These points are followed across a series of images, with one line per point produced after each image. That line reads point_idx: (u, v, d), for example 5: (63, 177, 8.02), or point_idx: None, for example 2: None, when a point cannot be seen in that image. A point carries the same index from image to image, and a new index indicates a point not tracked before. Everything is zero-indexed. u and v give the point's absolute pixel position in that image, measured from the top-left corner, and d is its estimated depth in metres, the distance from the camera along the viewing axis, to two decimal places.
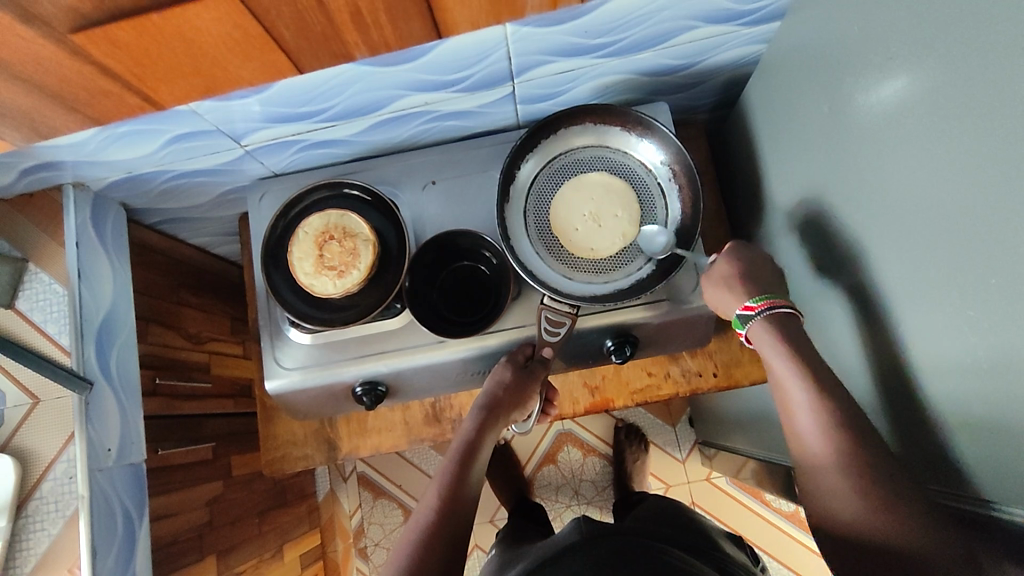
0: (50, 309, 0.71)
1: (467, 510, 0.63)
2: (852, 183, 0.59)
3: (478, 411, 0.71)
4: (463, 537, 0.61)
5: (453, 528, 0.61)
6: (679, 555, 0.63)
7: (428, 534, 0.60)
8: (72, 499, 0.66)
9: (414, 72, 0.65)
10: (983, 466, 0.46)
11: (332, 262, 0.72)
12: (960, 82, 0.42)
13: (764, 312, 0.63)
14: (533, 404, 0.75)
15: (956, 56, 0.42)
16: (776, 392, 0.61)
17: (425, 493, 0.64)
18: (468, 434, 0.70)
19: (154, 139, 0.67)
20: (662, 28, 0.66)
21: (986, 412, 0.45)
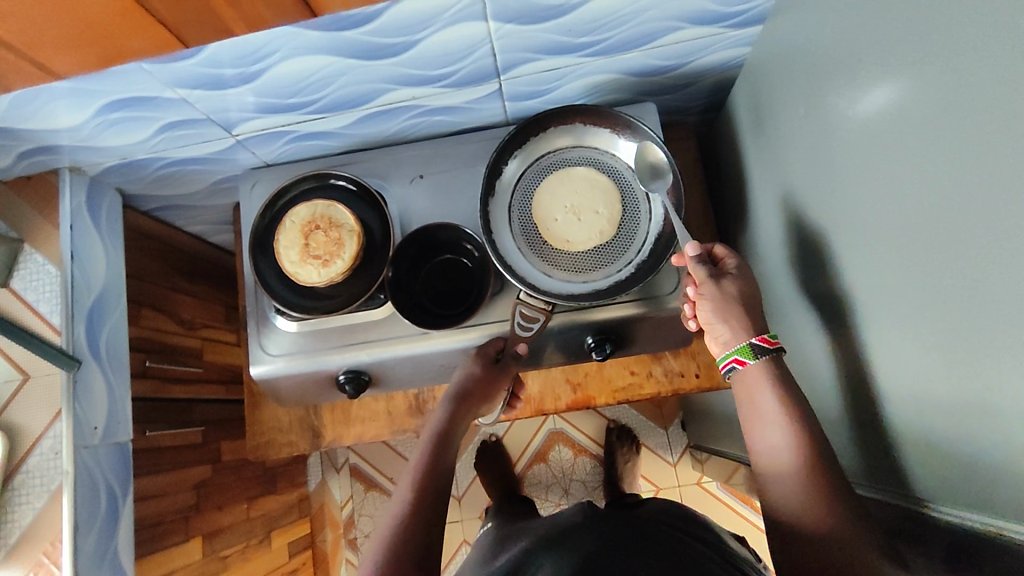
0: (42, 288, 0.73)
1: (445, 493, 0.65)
2: (825, 184, 0.59)
3: (449, 400, 0.73)
4: (442, 516, 0.63)
5: (430, 513, 0.62)
6: (687, 542, 0.66)
7: (406, 519, 0.60)
8: (56, 475, 0.68)
9: (400, 66, 0.66)
10: (946, 468, 0.47)
11: (317, 252, 0.73)
12: (920, 87, 0.43)
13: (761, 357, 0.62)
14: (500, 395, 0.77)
15: (918, 61, 0.43)
16: (745, 406, 0.62)
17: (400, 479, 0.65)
18: (440, 423, 0.72)
19: (147, 126, 0.69)
20: (646, 28, 0.67)
21: (944, 412, 0.46)
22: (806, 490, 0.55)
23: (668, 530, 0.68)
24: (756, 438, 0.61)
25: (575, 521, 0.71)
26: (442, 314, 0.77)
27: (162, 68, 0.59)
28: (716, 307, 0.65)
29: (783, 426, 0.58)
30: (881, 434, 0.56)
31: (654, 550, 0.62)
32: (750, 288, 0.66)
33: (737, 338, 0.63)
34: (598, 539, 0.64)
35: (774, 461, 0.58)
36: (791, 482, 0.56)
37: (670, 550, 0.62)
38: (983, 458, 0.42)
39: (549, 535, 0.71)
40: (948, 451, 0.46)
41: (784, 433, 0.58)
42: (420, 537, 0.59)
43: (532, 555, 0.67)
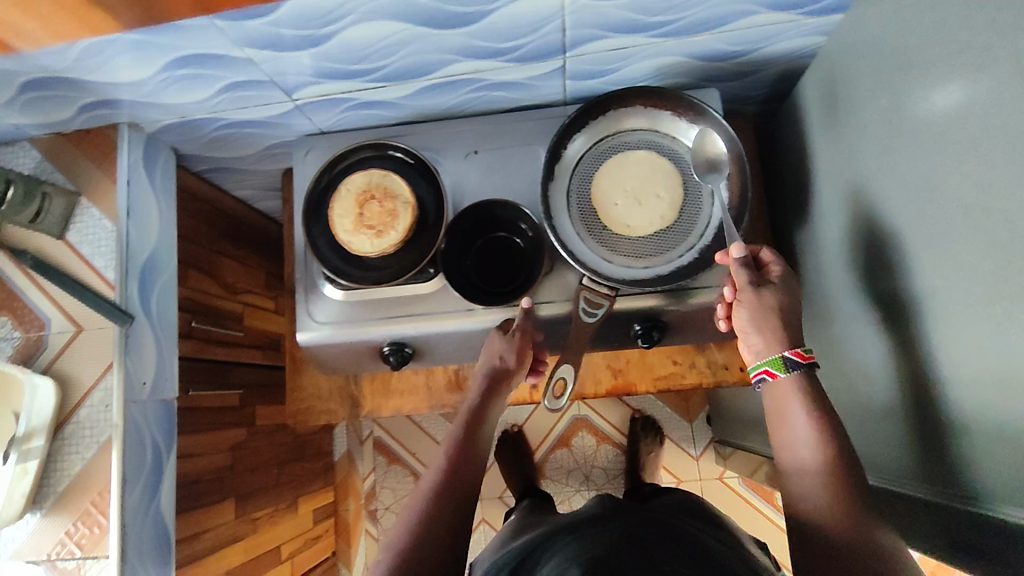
0: (97, 243, 0.73)
1: (477, 466, 0.65)
2: (899, 180, 0.58)
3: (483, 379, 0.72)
4: (474, 489, 0.63)
5: (460, 495, 0.61)
6: (694, 532, 0.67)
7: (436, 502, 0.60)
8: (106, 427, 0.68)
9: (468, 37, 0.65)
10: (1013, 478, 0.46)
11: (371, 222, 0.73)
12: (1009, 83, 0.42)
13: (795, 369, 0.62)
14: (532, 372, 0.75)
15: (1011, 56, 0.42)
16: (772, 409, 0.63)
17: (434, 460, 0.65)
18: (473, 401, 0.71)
19: (209, 86, 0.69)
20: (719, 11, 0.65)
21: (1017, 417, 0.44)
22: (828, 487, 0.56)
23: (678, 521, 0.69)
24: (778, 438, 0.62)
25: (595, 510, 0.73)
26: (495, 291, 0.76)
27: (234, 25, 0.58)
28: (751, 316, 0.65)
29: (806, 424, 0.60)
30: (940, 437, 0.55)
31: (663, 540, 0.62)
32: (788, 300, 0.65)
33: (770, 350, 0.63)
34: (613, 526, 0.66)
35: (800, 465, 0.59)
36: (812, 479, 0.57)
37: (677, 539, 0.63)
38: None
39: (567, 522, 0.72)
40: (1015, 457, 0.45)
41: (807, 430, 0.59)
42: (452, 510, 0.60)
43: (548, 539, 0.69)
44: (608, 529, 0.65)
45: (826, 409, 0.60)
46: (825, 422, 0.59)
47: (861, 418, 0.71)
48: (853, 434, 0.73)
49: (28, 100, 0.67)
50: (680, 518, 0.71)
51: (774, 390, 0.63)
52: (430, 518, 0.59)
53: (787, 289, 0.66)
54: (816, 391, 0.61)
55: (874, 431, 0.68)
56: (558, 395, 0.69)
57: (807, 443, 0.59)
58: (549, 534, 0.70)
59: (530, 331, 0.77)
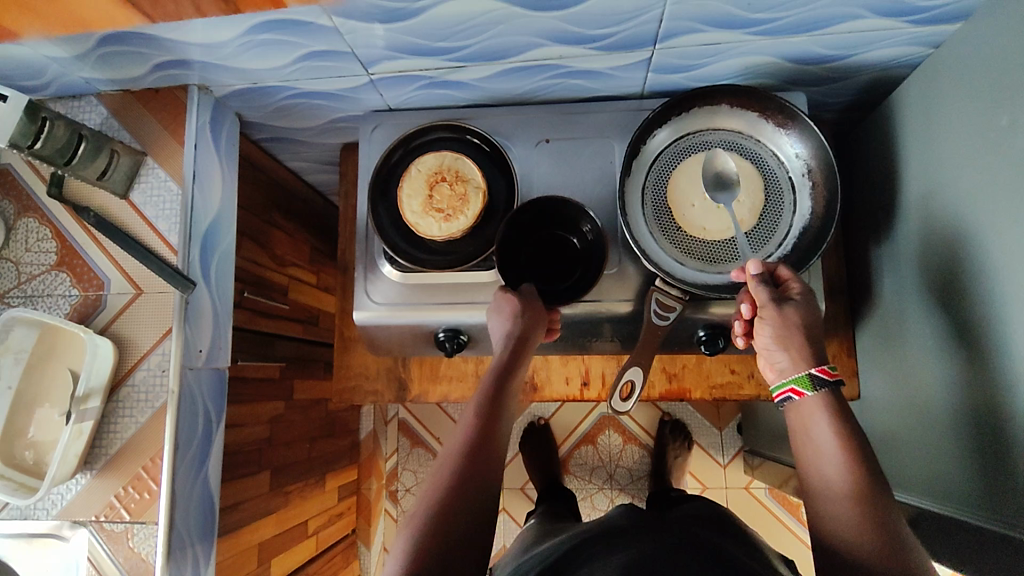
0: (161, 205, 0.72)
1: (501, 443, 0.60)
2: (1004, 205, 0.55)
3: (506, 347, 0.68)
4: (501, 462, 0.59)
5: (477, 474, 0.56)
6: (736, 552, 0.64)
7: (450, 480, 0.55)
8: (161, 393, 0.67)
9: (561, 21, 0.63)
10: None
11: (440, 205, 0.72)
12: None
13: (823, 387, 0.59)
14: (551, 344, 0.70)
15: None
16: (795, 424, 0.60)
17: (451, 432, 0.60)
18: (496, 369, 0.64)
19: (288, 53, 0.67)
20: (825, 13, 0.63)
21: None
22: (856, 509, 0.53)
23: (714, 537, 0.68)
24: (805, 458, 0.58)
25: (621, 521, 0.71)
26: (546, 292, 0.72)
27: None
28: (773, 332, 0.62)
29: (832, 442, 0.57)
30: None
31: (705, 557, 0.60)
32: (811, 317, 0.63)
33: (795, 367, 0.61)
34: (645, 541, 0.64)
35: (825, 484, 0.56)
36: (838, 501, 0.54)
37: (720, 558, 0.61)
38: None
39: (594, 531, 0.70)
40: None
41: (834, 449, 0.56)
42: (476, 487, 0.55)
43: (577, 549, 0.67)
44: (644, 544, 0.63)
45: (856, 432, 0.57)
46: (854, 444, 0.56)
47: (922, 444, 0.69)
48: (909, 458, 0.72)
49: (103, 54, 0.66)
50: (717, 536, 0.69)
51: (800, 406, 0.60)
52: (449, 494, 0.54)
53: (808, 307, 0.63)
54: (841, 411, 0.58)
55: (936, 458, 0.66)
56: (625, 397, 0.68)
57: (833, 462, 0.56)
58: (579, 543, 0.68)
59: (589, 327, 0.76)
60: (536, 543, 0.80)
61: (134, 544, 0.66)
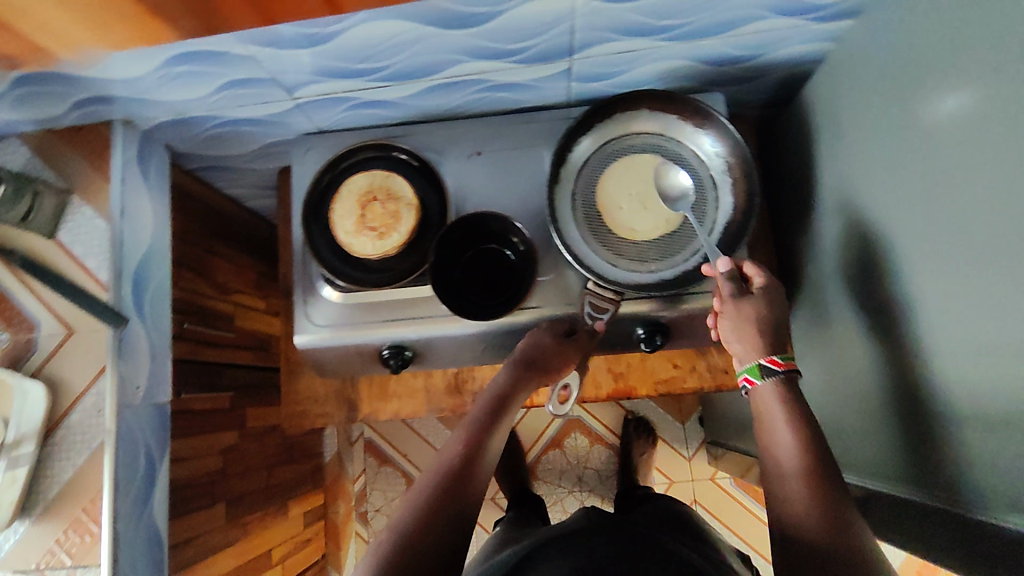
0: (89, 242, 0.71)
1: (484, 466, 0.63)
2: (903, 189, 0.58)
3: (514, 365, 0.72)
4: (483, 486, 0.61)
5: (467, 481, 0.59)
6: (687, 552, 0.65)
7: (445, 485, 0.58)
8: (98, 433, 0.66)
9: (475, 38, 0.65)
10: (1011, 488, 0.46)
11: (374, 223, 0.73)
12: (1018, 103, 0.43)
13: (784, 373, 0.62)
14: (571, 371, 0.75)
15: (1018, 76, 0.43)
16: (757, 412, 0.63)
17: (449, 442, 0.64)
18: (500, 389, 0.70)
19: (208, 83, 0.67)
20: (729, 16, 0.66)
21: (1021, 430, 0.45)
22: (808, 487, 0.54)
23: (663, 535, 0.69)
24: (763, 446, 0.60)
25: (576, 526, 0.72)
26: (483, 303, 0.73)
27: None
28: (732, 326, 0.66)
29: (786, 424, 0.59)
30: (940, 442, 0.55)
31: (654, 559, 0.61)
32: (771, 311, 0.65)
33: (749, 356, 0.64)
34: (598, 544, 0.65)
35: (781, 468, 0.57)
36: (792, 484, 0.55)
37: (668, 557, 0.62)
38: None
39: (550, 537, 0.71)
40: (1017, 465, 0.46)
41: (789, 432, 0.58)
42: (463, 492, 0.58)
43: (532, 554, 0.68)
44: (592, 550, 0.63)
45: (807, 417, 0.59)
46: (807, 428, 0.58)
47: (856, 424, 0.72)
48: (847, 438, 0.74)
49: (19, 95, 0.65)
50: (670, 537, 0.70)
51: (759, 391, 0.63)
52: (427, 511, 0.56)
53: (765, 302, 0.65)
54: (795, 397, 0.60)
55: (869, 436, 0.69)
56: None
57: (789, 445, 0.57)
58: (533, 550, 0.69)
59: None
60: (495, 552, 0.80)
61: None
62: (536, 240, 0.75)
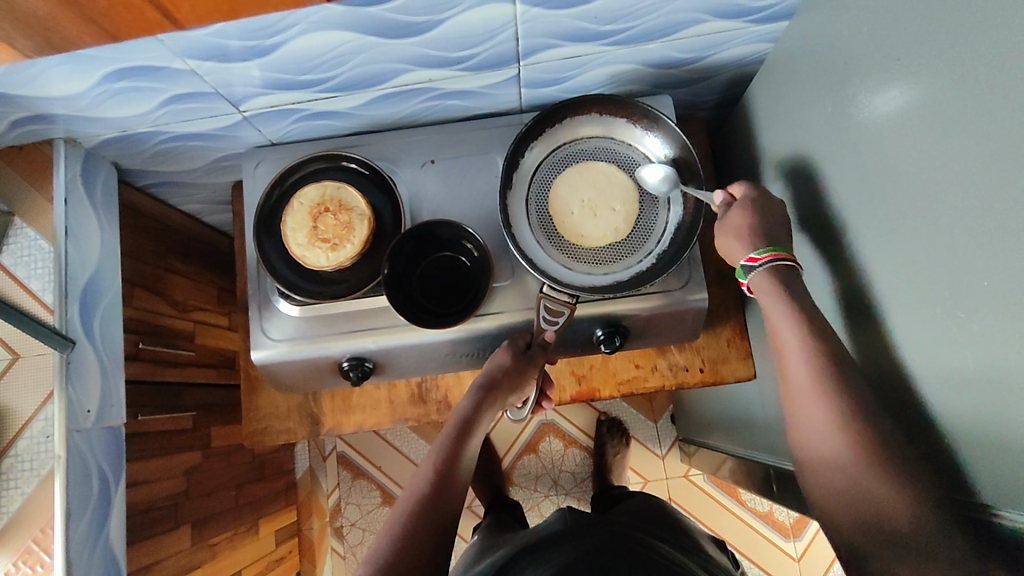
0: (33, 265, 0.70)
1: (457, 496, 0.58)
2: (846, 183, 0.60)
3: (475, 391, 0.68)
4: (454, 513, 0.57)
5: (441, 508, 0.56)
6: (663, 548, 0.66)
7: (417, 514, 0.55)
8: (47, 459, 0.65)
9: (420, 46, 0.65)
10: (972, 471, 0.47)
11: (326, 235, 0.71)
12: (950, 94, 0.44)
13: (768, 265, 0.61)
14: (530, 389, 0.73)
15: (947, 69, 0.44)
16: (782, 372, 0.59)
17: (416, 470, 0.60)
18: (464, 411, 0.67)
19: (151, 98, 0.66)
20: (670, 19, 0.67)
21: (973, 413, 0.46)
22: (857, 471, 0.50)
23: (638, 531, 0.69)
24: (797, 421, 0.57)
25: (557, 527, 0.72)
26: (438, 311, 0.73)
27: (176, 36, 0.56)
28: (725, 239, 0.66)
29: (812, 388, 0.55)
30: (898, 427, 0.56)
31: (628, 559, 0.61)
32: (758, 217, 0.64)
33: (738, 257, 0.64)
34: (577, 545, 0.65)
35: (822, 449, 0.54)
36: (832, 460, 0.53)
37: (642, 556, 0.62)
38: (1012, 455, 0.42)
39: (530, 542, 0.71)
40: (970, 444, 0.47)
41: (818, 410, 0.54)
42: (438, 521, 0.55)
43: (508, 563, 0.67)
44: (567, 552, 0.63)
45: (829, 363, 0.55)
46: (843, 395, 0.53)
47: None
48: None
49: None
50: (646, 532, 0.70)
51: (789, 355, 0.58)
52: (396, 556, 0.51)
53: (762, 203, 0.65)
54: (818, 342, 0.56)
55: None
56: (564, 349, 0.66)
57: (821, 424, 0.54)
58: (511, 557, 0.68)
59: (492, 340, 0.76)
60: (475, 561, 0.79)
61: None
62: (493, 246, 0.76)
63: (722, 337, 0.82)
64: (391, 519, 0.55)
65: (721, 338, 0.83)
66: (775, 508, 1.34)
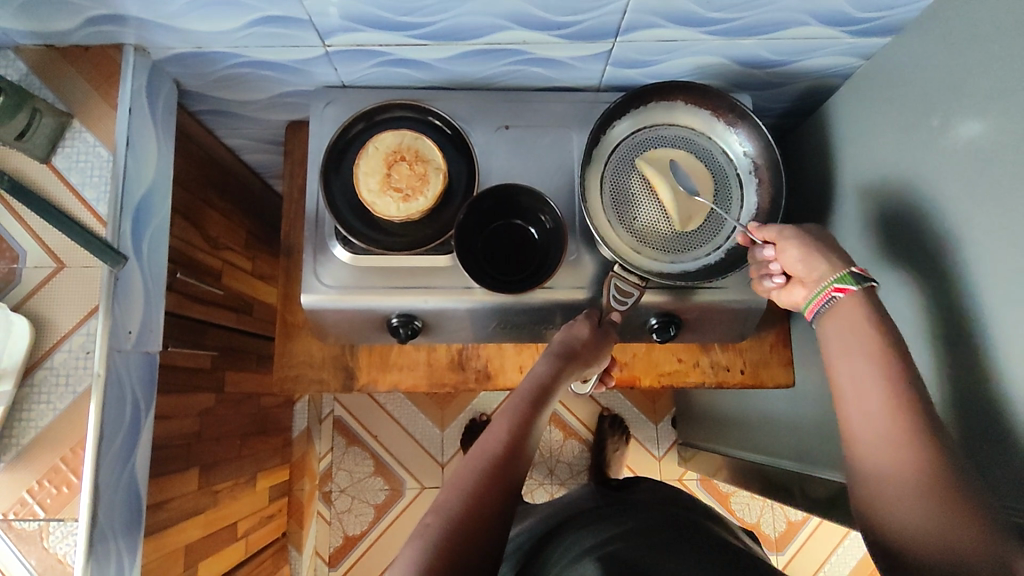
0: (89, 172, 0.66)
1: (524, 463, 0.56)
2: (935, 200, 0.60)
3: (553, 357, 0.65)
4: (520, 481, 0.54)
5: (510, 475, 0.53)
6: (715, 529, 0.64)
7: (488, 475, 0.52)
8: (85, 376, 0.61)
9: (529, 4, 0.63)
10: None
11: (399, 184, 0.70)
12: None
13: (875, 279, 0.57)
14: (601, 366, 0.70)
15: None
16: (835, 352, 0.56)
17: (488, 427, 0.57)
18: (540, 374, 0.63)
19: (240, 15, 0.63)
20: (775, 17, 0.67)
21: None
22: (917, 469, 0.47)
23: (684, 511, 0.67)
24: (846, 413, 0.53)
25: (590, 502, 0.68)
26: (501, 278, 0.72)
27: None
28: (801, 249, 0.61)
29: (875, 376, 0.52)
30: (956, 442, 0.57)
31: (689, 531, 0.60)
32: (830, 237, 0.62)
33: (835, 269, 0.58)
34: (631, 516, 0.62)
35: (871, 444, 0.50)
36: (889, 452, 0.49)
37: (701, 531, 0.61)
38: None
39: (562, 518, 0.67)
40: None
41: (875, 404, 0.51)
42: (505, 484, 0.52)
43: (555, 532, 0.64)
44: (628, 522, 0.60)
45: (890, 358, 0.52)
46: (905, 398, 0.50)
47: None
48: None
49: (27, 1, 0.60)
50: (689, 511, 0.68)
51: (846, 346, 0.55)
52: (464, 514, 0.49)
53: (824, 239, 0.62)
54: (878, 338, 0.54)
55: None
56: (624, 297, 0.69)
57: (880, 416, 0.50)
58: (552, 529, 0.65)
59: (545, 314, 0.75)
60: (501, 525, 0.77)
61: (49, 544, 0.60)
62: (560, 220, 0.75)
63: (766, 342, 0.83)
64: (458, 474, 0.53)
65: (764, 342, 0.84)
66: (763, 521, 1.36)
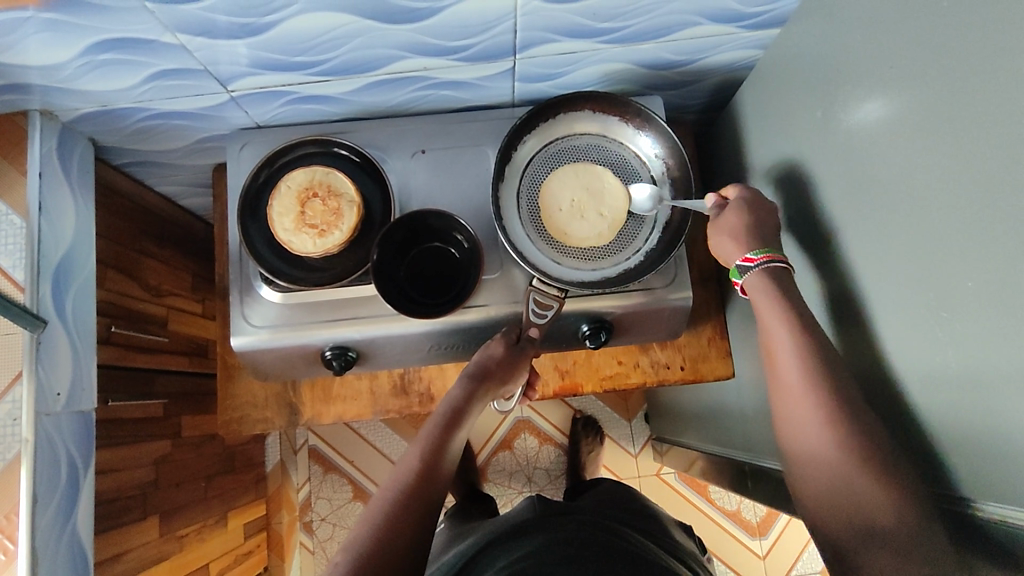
0: (4, 241, 0.67)
1: (442, 484, 0.59)
2: (830, 188, 0.61)
3: (466, 380, 0.68)
4: (437, 501, 0.57)
5: (425, 496, 0.56)
6: (640, 541, 0.64)
7: (403, 498, 0.55)
8: (14, 443, 0.63)
9: (418, 34, 0.64)
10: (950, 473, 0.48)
11: (313, 220, 0.70)
12: (938, 99, 0.45)
13: (764, 265, 0.61)
14: (520, 381, 0.73)
15: (937, 75, 0.45)
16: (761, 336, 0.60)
17: (404, 454, 0.60)
18: (455, 400, 0.67)
19: (135, 72, 0.64)
20: (665, 20, 0.68)
21: (954, 417, 0.47)
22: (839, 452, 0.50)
23: (608, 520, 0.67)
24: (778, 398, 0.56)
25: (519, 519, 0.69)
26: (426, 302, 0.73)
27: (166, 8, 0.55)
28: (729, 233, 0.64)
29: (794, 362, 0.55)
30: None
31: (602, 553, 0.59)
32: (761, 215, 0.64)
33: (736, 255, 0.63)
34: (548, 535, 0.62)
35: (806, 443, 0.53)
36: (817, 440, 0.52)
37: (618, 546, 0.61)
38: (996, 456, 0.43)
39: (495, 535, 0.68)
40: (945, 439, 0.49)
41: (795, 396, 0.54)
42: (421, 504, 0.55)
43: (479, 553, 0.65)
44: (539, 543, 0.61)
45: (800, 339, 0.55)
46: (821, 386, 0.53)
47: None
48: None
49: None
50: (616, 520, 0.68)
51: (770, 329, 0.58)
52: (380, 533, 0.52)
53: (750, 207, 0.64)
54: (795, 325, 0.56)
55: None
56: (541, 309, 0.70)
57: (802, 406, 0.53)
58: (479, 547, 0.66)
59: (477, 333, 0.76)
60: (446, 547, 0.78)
61: None
62: (483, 238, 0.76)
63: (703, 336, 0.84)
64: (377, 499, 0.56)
65: (702, 337, 0.84)
66: (743, 507, 1.37)
